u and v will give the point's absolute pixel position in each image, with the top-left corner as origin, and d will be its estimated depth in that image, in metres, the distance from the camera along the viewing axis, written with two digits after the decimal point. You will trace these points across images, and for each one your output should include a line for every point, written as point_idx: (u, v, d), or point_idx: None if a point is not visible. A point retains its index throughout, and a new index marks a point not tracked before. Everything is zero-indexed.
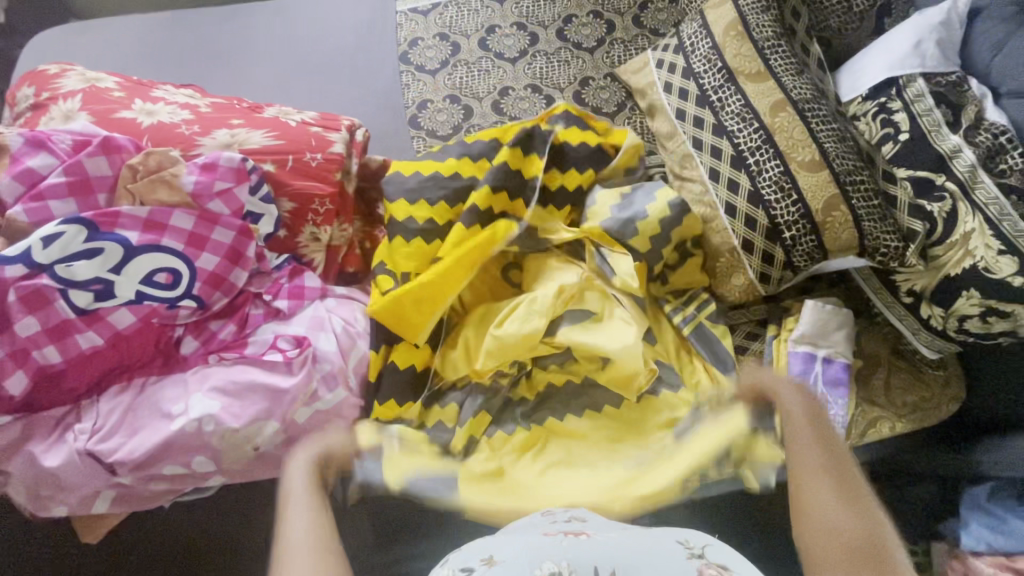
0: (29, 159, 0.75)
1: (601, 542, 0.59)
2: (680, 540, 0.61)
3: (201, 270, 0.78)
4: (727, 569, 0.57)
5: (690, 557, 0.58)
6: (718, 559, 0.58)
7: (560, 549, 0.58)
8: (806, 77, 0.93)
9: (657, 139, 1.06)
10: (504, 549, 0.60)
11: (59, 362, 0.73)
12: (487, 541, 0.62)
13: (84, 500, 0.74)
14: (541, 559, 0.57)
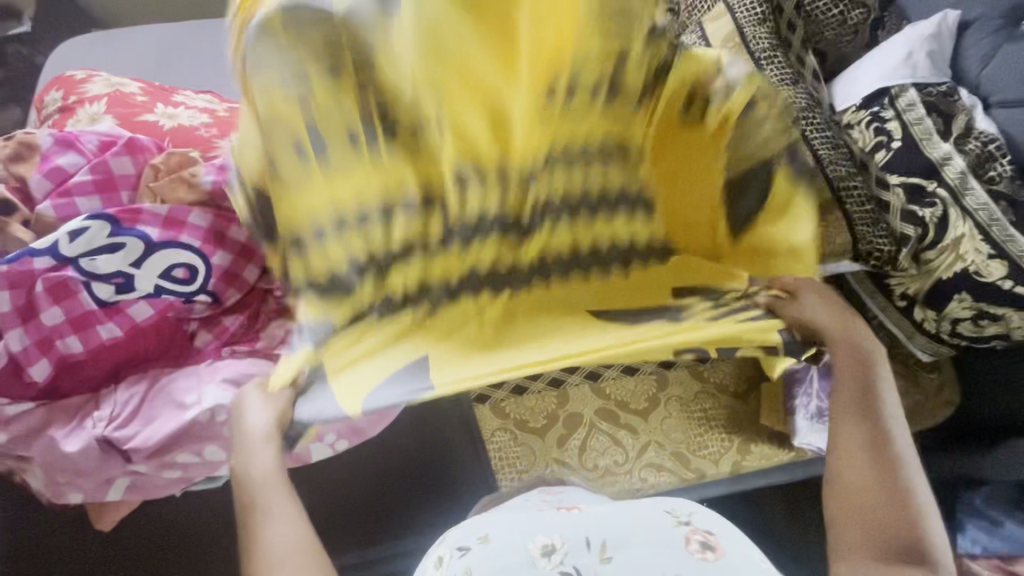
0: (58, 157, 0.79)
1: (592, 514, 0.62)
2: (667, 509, 0.63)
3: (216, 267, 0.81)
4: (713, 534, 0.60)
5: (677, 525, 0.60)
6: (704, 525, 0.61)
7: (552, 524, 0.61)
8: (801, 87, 0.97)
9: None
10: (498, 526, 0.62)
11: (80, 352, 0.76)
12: (482, 517, 0.64)
13: (99, 485, 0.77)
14: (535, 533, 0.60)
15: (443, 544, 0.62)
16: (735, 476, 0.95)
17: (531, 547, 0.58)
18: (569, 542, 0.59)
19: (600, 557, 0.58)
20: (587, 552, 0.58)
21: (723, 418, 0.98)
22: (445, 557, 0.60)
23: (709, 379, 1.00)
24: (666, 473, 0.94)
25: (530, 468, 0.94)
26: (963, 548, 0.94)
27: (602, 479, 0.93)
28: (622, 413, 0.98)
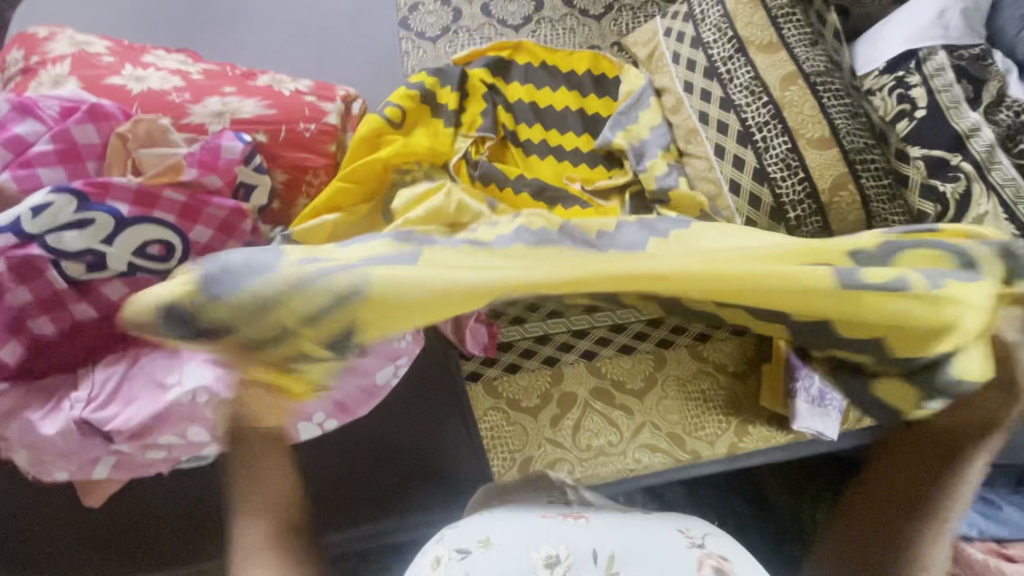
0: (16, 125, 0.74)
1: (603, 526, 0.55)
2: (680, 527, 0.55)
3: (195, 243, 0.79)
4: (731, 562, 0.51)
5: (690, 547, 0.53)
6: (719, 549, 0.53)
7: (560, 533, 0.54)
8: (820, 49, 0.90)
9: (648, 119, 1.01)
10: (502, 529, 0.54)
11: (53, 332, 0.73)
12: (486, 518, 0.57)
13: (83, 465, 0.74)
14: (537, 541, 0.53)
15: (443, 542, 0.55)
16: (732, 456, 0.93)
17: (534, 556, 0.51)
18: (575, 554, 0.51)
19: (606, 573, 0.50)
20: (594, 568, 0.50)
21: (723, 400, 0.96)
22: (442, 558, 0.53)
23: (709, 358, 0.98)
24: (660, 454, 0.92)
25: (522, 447, 0.92)
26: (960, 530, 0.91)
27: (596, 459, 0.91)
28: (618, 393, 0.95)
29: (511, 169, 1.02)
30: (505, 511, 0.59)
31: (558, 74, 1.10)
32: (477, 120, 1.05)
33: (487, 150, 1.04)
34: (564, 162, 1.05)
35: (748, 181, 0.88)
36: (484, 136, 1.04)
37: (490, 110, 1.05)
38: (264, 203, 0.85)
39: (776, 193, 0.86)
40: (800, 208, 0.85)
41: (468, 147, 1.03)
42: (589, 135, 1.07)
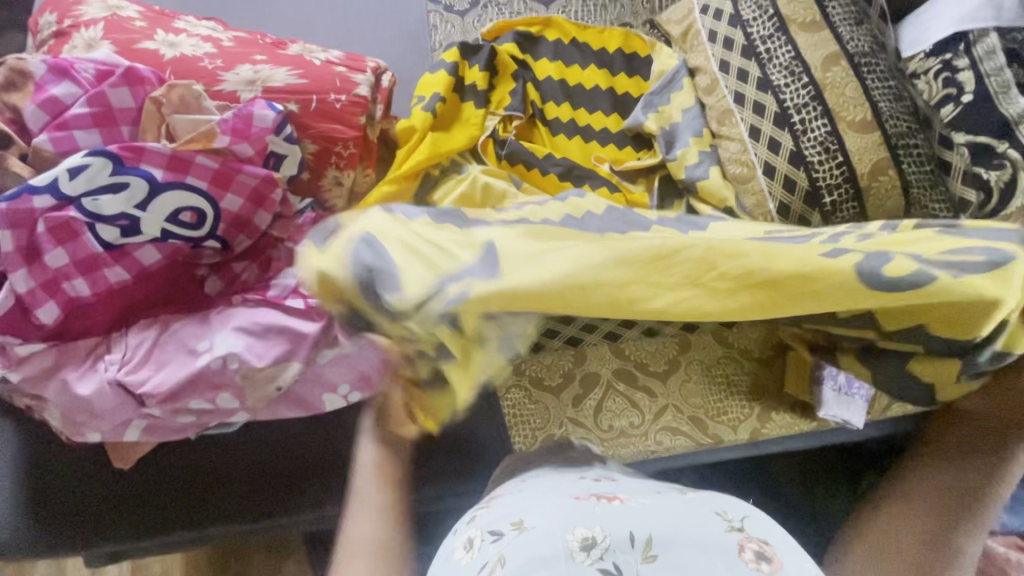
0: (52, 87, 0.74)
1: (636, 508, 0.55)
2: (718, 509, 0.56)
3: (225, 211, 0.80)
4: (768, 544, 0.52)
5: (729, 530, 0.53)
6: (758, 533, 0.54)
7: (594, 514, 0.54)
8: (865, 29, 0.88)
9: (678, 98, 0.99)
10: (534, 512, 0.55)
11: (88, 295, 0.74)
12: (519, 501, 0.58)
13: (115, 427, 0.76)
14: (573, 524, 0.52)
15: (476, 526, 0.58)
16: (752, 441, 0.93)
17: (569, 539, 0.51)
18: (611, 535, 0.51)
19: (643, 555, 0.50)
20: (631, 551, 0.50)
21: (747, 386, 0.95)
22: (476, 540, 0.55)
23: (734, 343, 0.97)
24: (682, 438, 0.92)
25: (544, 426, 0.92)
26: None
27: (616, 441, 0.91)
28: (640, 374, 0.95)
29: (539, 147, 1.01)
30: (537, 492, 0.60)
31: (589, 52, 1.08)
32: (506, 98, 1.05)
33: (514, 128, 1.03)
34: (592, 142, 1.03)
35: (783, 164, 0.86)
36: (512, 115, 1.04)
37: (519, 88, 1.05)
38: (293, 173, 0.86)
39: (812, 177, 0.84)
40: (836, 193, 0.84)
41: (496, 125, 1.02)
42: (618, 115, 1.05)
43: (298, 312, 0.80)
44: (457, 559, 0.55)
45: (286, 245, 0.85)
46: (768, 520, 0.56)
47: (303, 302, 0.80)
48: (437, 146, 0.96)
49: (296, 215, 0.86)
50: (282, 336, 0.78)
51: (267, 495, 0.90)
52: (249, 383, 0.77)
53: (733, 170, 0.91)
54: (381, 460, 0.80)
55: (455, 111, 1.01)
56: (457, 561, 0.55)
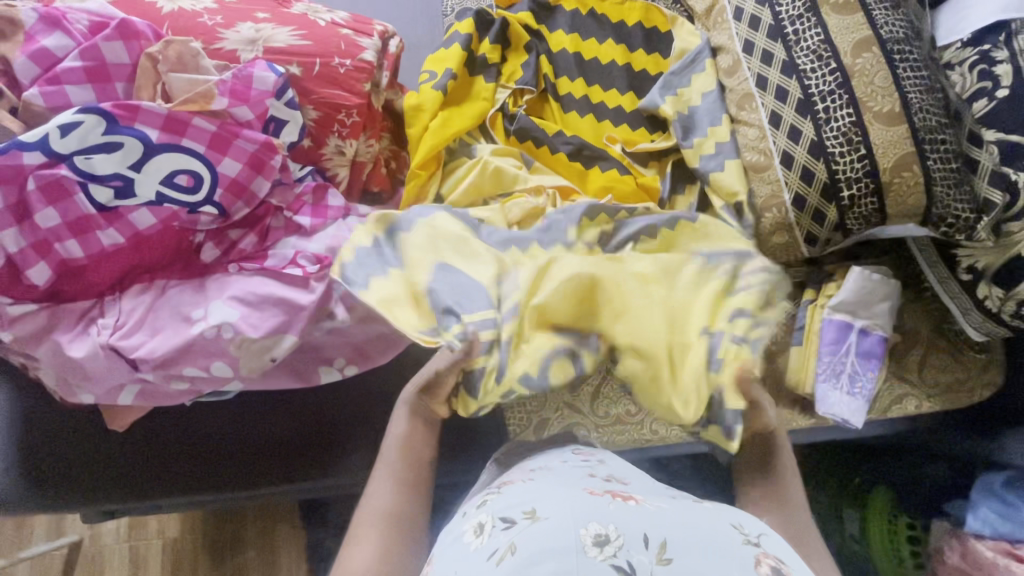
0: (43, 37, 0.71)
1: (653, 511, 0.54)
2: (734, 523, 0.55)
3: (222, 176, 0.77)
4: (784, 564, 0.52)
5: (746, 543, 0.53)
6: (773, 551, 0.54)
7: (607, 512, 0.53)
8: (901, 13, 0.83)
9: (695, 78, 0.95)
10: (549, 503, 0.55)
11: (81, 257, 0.73)
12: (533, 490, 0.58)
13: (109, 391, 0.75)
14: (586, 517, 0.52)
15: (485, 512, 0.57)
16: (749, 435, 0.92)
17: (581, 534, 0.50)
18: (625, 535, 0.51)
19: (658, 557, 0.50)
20: (645, 552, 0.50)
21: None
22: (486, 525, 0.55)
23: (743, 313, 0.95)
24: (677, 428, 0.91)
25: (540, 409, 0.91)
26: (972, 527, 0.90)
27: (611, 427, 0.90)
28: None
29: (549, 124, 0.98)
30: (551, 482, 0.59)
31: (607, 24, 1.03)
32: (516, 71, 1.01)
33: (525, 102, 1.00)
34: (604, 121, 1.00)
35: (803, 155, 0.82)
36: (523, 89, 1.00)
37: (531, 61, 1.01)
38: (294, 140, 0.83)
39: (831, 169, 0.81)
40: (855, 187, 0.81)
41: (506, 99, 0.99)
42: (633, 94, 1.01)
43: (295, 281, 0.78)
44: (465, 544, 0.54)
45: (285, 215, 0.84)
46: (780, 540, 0.56)
47: (301, 271, 0.78)
48: (443, 132, 0.92)
49: (295, 183, 0.84)
50: (278, 307, 0.77)
51: (260, 463, 0.90)
52: (243, 353, 0.76)
53: (750, 158, 0.87)
54: (411, 436, 0.72)
55: (467, 86, 0.98)
56: (466, 544, 0.54)
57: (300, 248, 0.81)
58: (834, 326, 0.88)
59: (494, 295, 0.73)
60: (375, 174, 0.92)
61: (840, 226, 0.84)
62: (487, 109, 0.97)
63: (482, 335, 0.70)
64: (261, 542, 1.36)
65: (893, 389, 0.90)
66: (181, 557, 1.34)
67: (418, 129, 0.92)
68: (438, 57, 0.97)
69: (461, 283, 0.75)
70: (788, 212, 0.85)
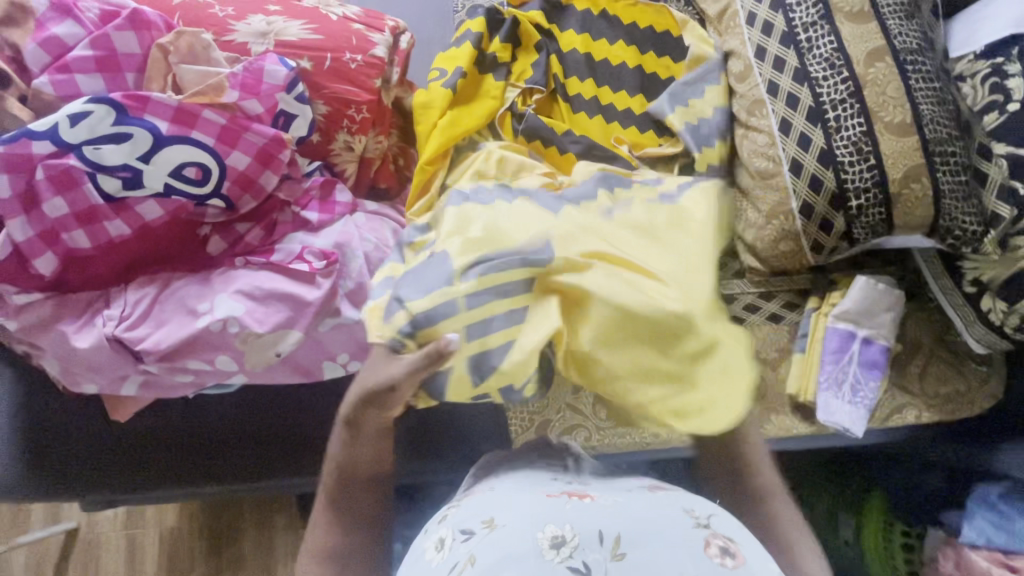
0: (54, 25, 0.70)
1: (608, 507, 0.55)
2: (686, 508, 0.57)
3: (231, 170, 0.76)
4: (734, 539, 0.54)
5: (697, 526, 0.54)
6: (723, 531, 0.55)
7: (563, 514, 0.54)
8: (915, 23, 0.83)
9: (701, 85, 0.95)
10: (505, 511, 0.56)
11: (88, 247, 0.72)
12: (489, 500, 0.58)
13: (112, 381, 0.75)
14: (542, 522, 0.53)
15: (446, 526, 0.58)
16: None
17: (540, 537, 0.51)
18: (581, 534, 0.51)
19: (612, 553, 0.50)
20: (600, 549, 0.50)
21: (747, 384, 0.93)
22: (446, 540, 0.55)
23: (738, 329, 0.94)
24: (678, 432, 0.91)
25: (542, 410, 0.91)
26: (966, 537, 0.91)
27: (613, 429, 0.91)
28: None
29: (557, 124, 0.98)
30: (508, 490, 0.60)
31: (618, 26, 1.02)
32: (527, 70, 1.00)
33: (535, 102, 1.00)
34: (613, 123, 0.99)
35: (812, 164, 0.82)
36: (532, 88, 1.00)
37: (541, 60, 1.01)
38: (303, 134, 0.82)
39: (840, 178, 0.81)
40: (863, 197, 0.81)
41: (515, 98, 0.99)
42: (643, 96, 1.01)
43: (301, 277, 0.78)
44: (429, 560, 0.55)
45: (292, 209, 0.83)
46: (732, 518, 0.57)
47: (307, 267, 0.78)
48: (453, 128, 0.92)
49: (303, 178, 0.84)
50: (283, 302, 0.77)
51: (261, 455, 0.91)
52: (248, 347, 0.76)
53: (758, 165, 0.87)
54: (354, 453, 0.69)
55: (477, 83, 0.98)
56: (428, 562, 0.55)
57: (307, 244, 0.81)
58: (840, 330, 0.88)
59: (451, 290, 0.64)
60: (382, 169, 0.92)
61: (848, 234, 0.84)
62: (497, 107, 0.97)
63: (442, 328, 0.63)
64: (257, 532, 1.36)
65: (893, 398, 0.90)
66: (179, 546, 1.35)
67: (427, 122, 0.92)
68: (449, 54, 0.97)
69: (415, 280, 0.67)
70: (794, 219, 0.85)
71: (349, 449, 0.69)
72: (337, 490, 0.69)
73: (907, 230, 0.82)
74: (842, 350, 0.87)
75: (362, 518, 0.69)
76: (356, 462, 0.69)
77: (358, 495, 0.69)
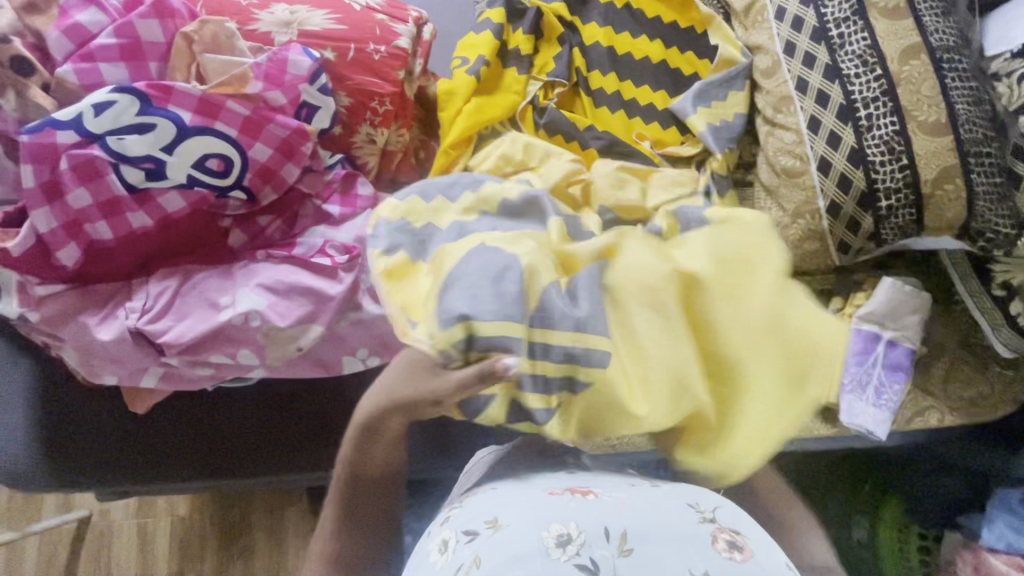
0: (77, 12, 0.69)
1: (612, 503, 0.55)
2: (691, 501, 0.56)
3: (253, 161, 0.75)
4: (739, 533, 0.54)
5: (702, 521, 0.54)
6: (729, 522, 0.55)
7: (568, 512, 0.54)
8: (952, 21, 0.81)
9: (725, 83, 0.94)
10: (510, 511, 0.55)
11: (110, 239, 0.72)
12: (493, 499, 0.58)
13: (133, 373, 0.74)
14: (547, 521, 0.52)
15: (449, 527, 0.57)
16: None
17: (545, 536, 0.51)
18: (586, 532, 0.52)
19: (620, 549, 0.51)
20: (607, 545, 0.51)
21: None
22: (450, 542, 0.55)
23: None
24: None
25: None
26: (986, 541, 0.91)
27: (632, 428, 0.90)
28: None
29: (579, 119, 0.96)
30: (509, 490, 0.60)
31: (643, 19, 1.01)
32: (549, 62, 0.99)
33: (556, 96, 0.98)
34: (635, 118, 0.98)
35: (841, 163, 0.81)
36: (554, 82, 0.98)
37: (563, 53, 0.99)
38: (326, 126, 0.81)
39: (870, 178, 0.80)
40: (893, 198, 0.80)
41: (537, 91, 0.97)
42: (666, 91, 0.99)
43: (324, 271, 0.78)
44: (432, 562, 0.54)
45: (314, 203, 0.82)
46: (736, 508, 0.57)
47: (330, 261, 0.77)
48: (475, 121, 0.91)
49: (326, 171, 0.83)
50: (305, 296, 0.76)
51: (277, 449, 0.90)
52: (270, 341, 0.75)
53: (784, 163, 0.86)
54: (366, 459, 0.62)
55: (500, 74, 0.96)
56: (431, 564, 0.54)
57: (328, 237, 0.80)
58: (864, 331, 0.87)
59: (524, 330, 0.58)
60: (404, 163, 0.91)
61: (876, 235, 0.83)
62: (519, 100, 0.95)
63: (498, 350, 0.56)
64: (268, 524, 1.36)
65: (917, 401, 0.89)
66: (191, 536, 1.35)
67: (450, 112, 0.90)
68: (471, 44, 0.95)
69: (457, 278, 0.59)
70: (821, 219, 0.84)
71: (363, 455, 0.62)
72: (343, 494, 0.64)
73: (936, 232, 0.81)
74: (867, 354, 0.86)
75: (366, 523, 0.64)
76: (364, 464, 0.62)
77: (365, 500, 0.64)
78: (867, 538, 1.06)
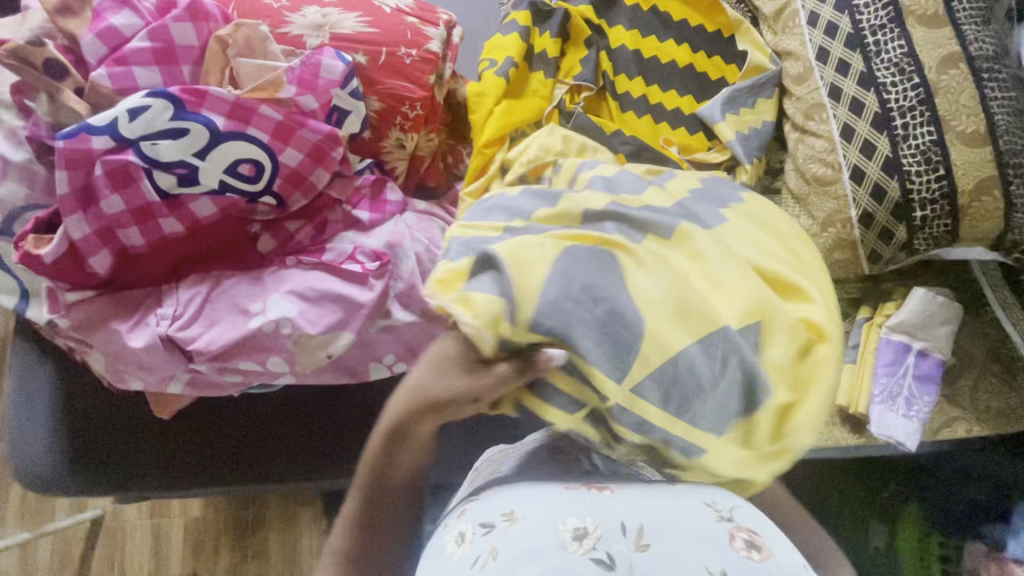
0: (111, 15, 0.68)
1: (628, 499, 0.52)
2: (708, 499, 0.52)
3: (284, 166, 0.74)
4: (759, 535, 0.50)
5: (719, 520, 0.50)
6: (747, 521, 0.51)
7: (584, 505, 0.51)
8: (991, 30, 0.81)
9: (755, 87, 0.93)
10: (526, 504, 0.52)
11: (141, 245, 0.71)
12: (506, 493, 0.55)
13: (161, 380, 0.74)
14: (562, 513, 0.50)
15: (466, 520, 0.54)
16: None
17: (559, 529, 0.48)
18: (603, 525, 0.49)
19: (636, 544, 0.47)
20: (622, 540, 0.48)
21: None
22: (467, 533, 0.52)
23: None
24: None
25: None
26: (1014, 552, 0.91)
27: None
28: None
29: (607, 123, 0.95)
30: (525, 483, 0.56)
31: (670, 22, 1.00)
32: (576, 66, 0.98)
33: (583, 100, 0.97)
34: (662, 123, 0.97)
35: (875, 172, 0.80)
36: (581, 85, 0.97)
37: (591, 56, 0.98)
38: (355, 131, 0.80)
39: (906, 188, 0.79)
40: (929, 208, 0.79)
41: (563, 95, 0.96)
42: (693, 96, 0.98)
43: (354, 278, 0.77)
44: (446, 553, 0.51)
45: (343, 208, 0.81)
46: (755, 510, 0.53)
47: (360, 268, 0.77)
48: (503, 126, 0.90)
49: (355, 176, 0.82)
50: (335, 303, 0.75)
51: (301, 454, 0.90)
52: (300, 348, 0.74)
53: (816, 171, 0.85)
54: (391, 465, 0.55)
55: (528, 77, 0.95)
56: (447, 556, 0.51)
57: (358, 243, 0.79)
58: (895, 341, 0.87)
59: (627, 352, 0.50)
60: (431, 167, 0.90)
61: (908, 245, 0.82)
62: (546, 104, 0.94)
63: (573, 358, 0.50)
64: (282, 525, 1.36)
65: (946, 411, 0.89)
66: (205, 537, 1.35)
67: (481, 112, 0.90)
68: (499, 47, 0.94)
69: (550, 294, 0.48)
70: (853, 227, 0.83)
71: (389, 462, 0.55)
72: (363, 506, 0.57)
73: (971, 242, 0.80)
74: (898, 364, 0.86)
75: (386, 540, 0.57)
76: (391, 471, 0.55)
77: (389, 511, 0.57)
78: (886, 544, 1.06)
